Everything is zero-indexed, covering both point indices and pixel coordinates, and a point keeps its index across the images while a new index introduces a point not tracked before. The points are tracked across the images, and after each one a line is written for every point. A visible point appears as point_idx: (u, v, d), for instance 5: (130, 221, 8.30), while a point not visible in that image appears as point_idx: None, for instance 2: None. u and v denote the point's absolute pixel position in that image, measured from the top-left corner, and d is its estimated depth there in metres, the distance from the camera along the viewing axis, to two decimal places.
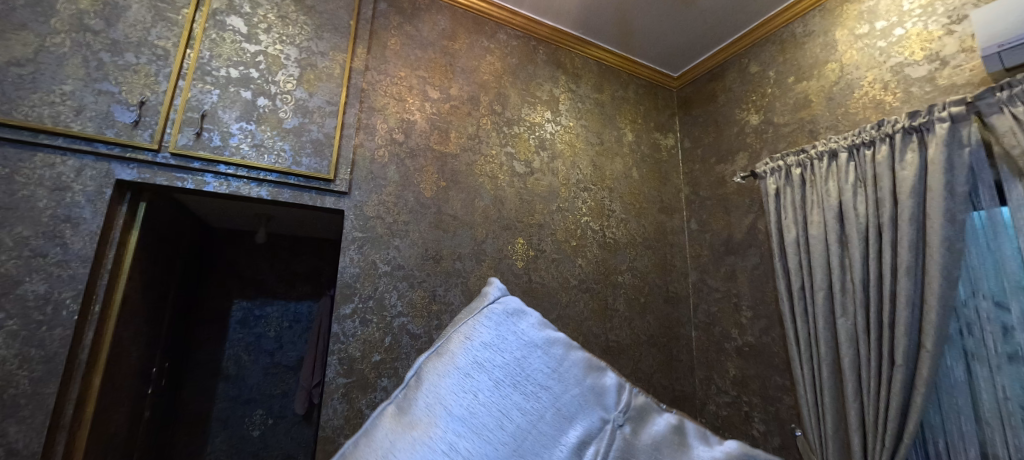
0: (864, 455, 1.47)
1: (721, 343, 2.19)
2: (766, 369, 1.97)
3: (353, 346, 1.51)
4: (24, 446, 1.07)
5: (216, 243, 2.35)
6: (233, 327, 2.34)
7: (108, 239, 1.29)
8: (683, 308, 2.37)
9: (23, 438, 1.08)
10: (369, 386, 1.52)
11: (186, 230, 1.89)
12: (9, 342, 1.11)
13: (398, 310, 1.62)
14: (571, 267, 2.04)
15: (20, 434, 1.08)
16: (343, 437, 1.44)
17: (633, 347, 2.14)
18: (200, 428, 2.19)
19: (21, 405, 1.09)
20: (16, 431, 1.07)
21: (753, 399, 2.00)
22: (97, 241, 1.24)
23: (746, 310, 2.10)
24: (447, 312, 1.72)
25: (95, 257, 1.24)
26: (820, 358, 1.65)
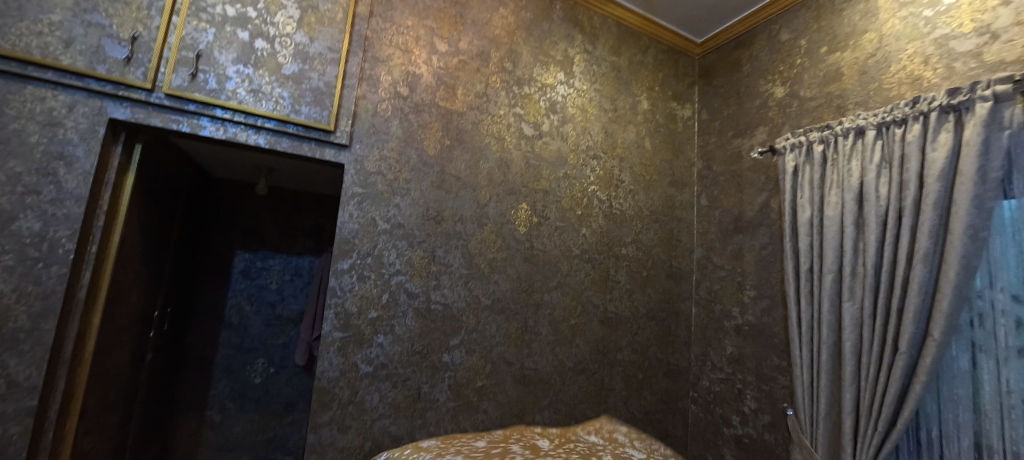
0: (853, 437, 1.48)
1: (721, 321, 2.18)
2: (764, 349, 1.97)
3: (350, 301, 1.51)
4: (25, 379, 1.09)
5: (218, 192, 2.34)
6: (236, 277, 2.36)
7: (103, 180, 1.27)
8: (685, 284, 2.34)
9: (23, 371, 1.09)
10: (365, 341, 1.53)
11: (187, 176, 1.87)
12: (5, 276, 1.11)
13: (395, 268, 1.60)
14: (574, 236, 2.00)
15: (20, 367, 1.09)
16: (338, 389, 1.47)
17: (633, 320, 2.13)
18: (203, 372, 2.26)
19: (20, 339, 1.10)
20: (16, 364, 1.09)
21: (748, 377, 2.02)
22: (91, 181, 1.21)
23: (750, 289, 2.07)
24: (446, 274, 1.70)
25: (89, 197, 1.22)
26: (820, 341, 1.63)
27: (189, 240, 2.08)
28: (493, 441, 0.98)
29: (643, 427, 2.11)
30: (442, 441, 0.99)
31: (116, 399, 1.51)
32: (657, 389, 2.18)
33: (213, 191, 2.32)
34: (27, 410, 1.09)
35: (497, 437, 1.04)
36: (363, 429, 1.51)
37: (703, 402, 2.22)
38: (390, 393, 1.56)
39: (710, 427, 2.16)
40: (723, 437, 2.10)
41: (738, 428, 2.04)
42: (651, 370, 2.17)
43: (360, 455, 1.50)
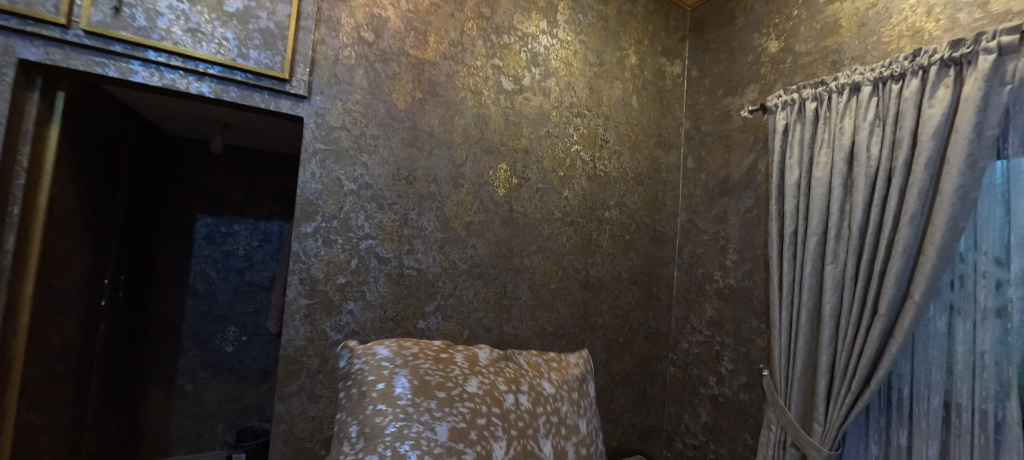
0: (827, 397, 1.50)
1: (702, 285, 2.17)
2: (743, 312, 1.97)
3: (316, 267, 1.42)
4: None
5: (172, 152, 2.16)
6: (199, 243, 2.23)
7: (20, 132, 1.11)
8: (668, 248, 2.30)
9: None
10: (333, 308, 1.45)
11: (131, 132, 1.69)
12: None
13: (364, 232, 1.50)
14: (556, 198, 1.92)
15: None
16: (307, 358, 1.41)
17: (614, 284, 2.10)
18: (170, 340, 2.17)
19: None
20: None
21: (726, 340, 2.03)
22: (3, 132, 1.06)
23: (732, 252, 2.04)
24: (420, 238, 1.61)
25: (3, 151, 1.07)
26: (801, 305, 1.62)
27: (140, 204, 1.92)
28: (461, 420, 0.96)
29: (621, 388, 2.13)
30: (416, 382, 0.99)
31: (67, 372, 1.42)
32: (637, 352, 2.18)
33: (167, 150, 2.14)
34: None
35: (469, 393, 1.01)
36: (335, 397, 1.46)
37: (681, 363, 2.24)
38: None
39: (687, 388, 2.20)
40: (700, 397, 2.13)
41: (714, 388, 2.07)
42: (631, 334, 2.16)
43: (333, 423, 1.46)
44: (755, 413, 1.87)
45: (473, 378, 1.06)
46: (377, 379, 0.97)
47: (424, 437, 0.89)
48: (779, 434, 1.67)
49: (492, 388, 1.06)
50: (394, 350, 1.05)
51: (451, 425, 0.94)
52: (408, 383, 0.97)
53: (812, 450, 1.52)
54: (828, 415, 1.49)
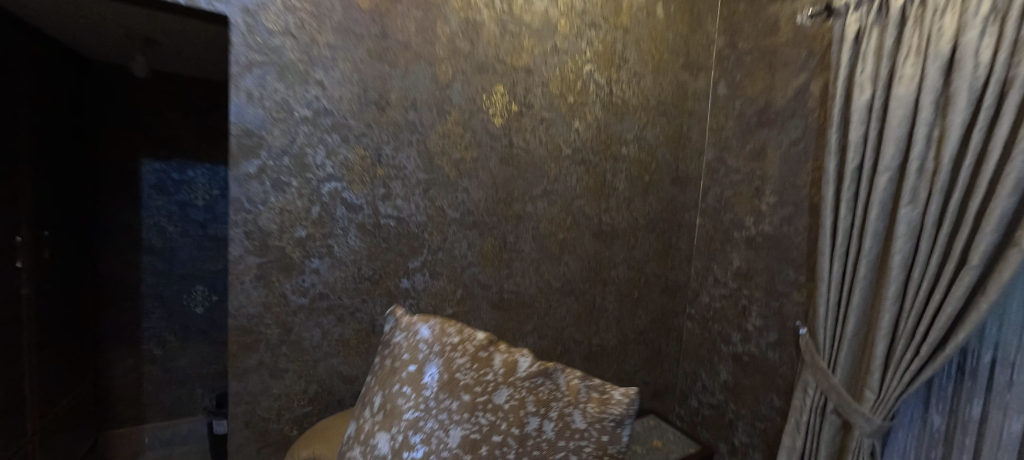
0: (886, 361, 1.27)
1: (730, 232, 1.89)
2: (778, 262, 1.71)
3: (266, 217, 1.13)
4: None
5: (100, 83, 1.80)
6: (149, 192, 1.93)
7: None
8: (691, 191, 2.00)
9: None
10: (293, 267, 1.18)
11: (22, 50, 1.33)
12: None
13: (327, 172, 1.19)
14: (564, 131, 1.59)
15: None
16: (265, 327, 1.16)
17: (630, 233, 1.82)
18: (130, 302, 1.94)
19: None
20: None
21: (755, 293, 1.79)
22: None
23: (769, 194, 1.74)
24: (398, 179, 1.30)
25: None
26: (860, 255, 1.34)
27: (60, 143, 1.60)
28: (473, 433, 0.69)
29: (634, 347, 1.93)
30: (419, 371, 0.77)
31: None
32: (652, 307, 1.96)
33: (91, 81, 1.78)
34: None
35: (495, 406, 0.71)
36: (305, 371, 1.23)
37: (701, 318, 2.02)
38: (336, 328, 1.26)
39: (706, 345, 2.00)
40: (720, 354, 1.94)
41: (737, 346, 1.86)
42: (647, 288, 1.92)
43: (305, 400, 1.24)
44: (785, 374, 1.67)
45: (502, 383, 0.73)
46: (408, 361, 0.79)
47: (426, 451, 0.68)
48: (817, 399, 1.47)
49: (520, 411, 0.70)
50: (436, 334, 0.82)
51: (461, 434, 0.69)
52: (437, 378, 0.76)
53: (859, 420, 1.32)
54: (885, 382, 1.27)
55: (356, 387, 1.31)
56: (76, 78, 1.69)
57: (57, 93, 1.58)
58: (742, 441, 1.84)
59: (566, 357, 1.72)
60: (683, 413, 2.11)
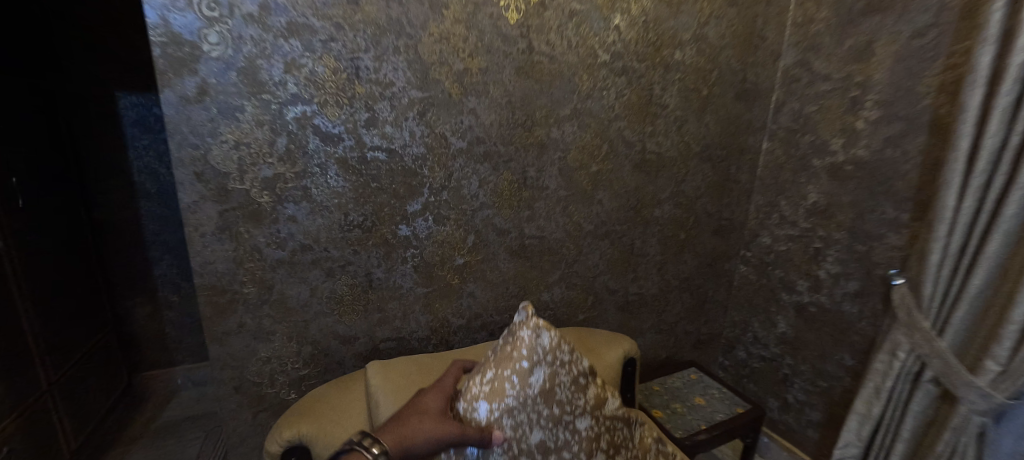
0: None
1: (808, 159, 1.52)
2: (872, 196, 1.35)
3: (220, 153, 0.90)
4: None
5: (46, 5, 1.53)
6: (132, 130, 1.73)
7: None
8: (760, 108, 1.60)
9: None
10: (263, 215, 0.97)
11: None
12: None
13: (290, 93, 0.93)
14: (600, 30, 1.21)
15: None
16: (241, 286, 0.99)
17: (681, 163, 1.49)
18: (138, 250, 1.85)
19: None
20: None
21: (834, 235, 1.46)
22: None
23: (871, 108, 1.33)
24: (385, 100, 1.01)
25: None
26: (1010, 187, 0.98)
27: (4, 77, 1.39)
28: (551, 441, 0.85)
29: (678, 295, 1.68)
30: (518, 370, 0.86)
31: None
32: (702, 250, 1.67)
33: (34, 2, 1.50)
34: None
35: (577, 433, 0.87)
36: (294, 332, 1.07)
37: (758, 262, 1.72)
38: (325, 285, 1.07)
39: (764, 293, 1.72)
40: (781, 304, 1.66)
41: (804, 295, 1.57)
42: (697, 228, 1.62)
43: (299, 363, 1.09)
44: (864, 330, 1.40)
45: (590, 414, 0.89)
46: (523, 355, 0.87)
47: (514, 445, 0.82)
48: (908, 365, 1.20)
49: (593, 444, 0.88)
50: (554, 344, 0.88)
51: (540, 438, 0.84)
52: (541, 383, 0.86)
53: (969, 394, 1.07)
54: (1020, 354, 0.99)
55: (357, 347, 1.15)
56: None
57: None
58: (798, 399, 1.63)
59: (598, 309, 1.50)
60: (728, 364, 1.90)
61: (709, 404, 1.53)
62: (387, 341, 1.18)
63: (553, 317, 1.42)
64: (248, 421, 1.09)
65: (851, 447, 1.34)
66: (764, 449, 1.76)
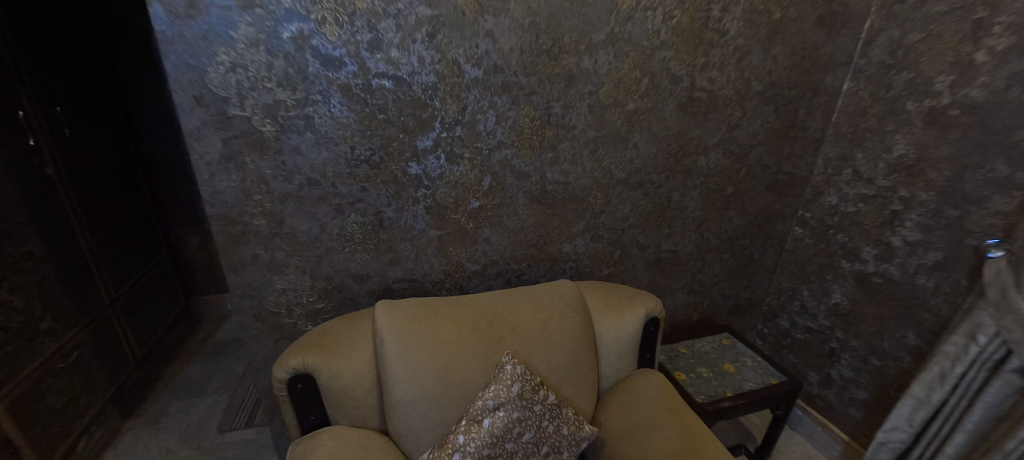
0: None
1: (901, 102, 1.25)
2: (972, 151, 1.12)
3: (217, 75, 0.84)
4: None
5: None
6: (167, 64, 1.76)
7: None
8: (845, 38, 1.31)
9: None
10: (268, 145, 0.92)
11: None
12: None
13: (285, 8, 0.82)
14: None
15: None
16: (254, 218, 0.98)
17: (738, 103, 1.27)
18: (179, 180, 1.94)
19: None
20: None
21: (920, 196, 1.23)
22: None
23: (1000, 32, 1.05)
24: (390, 18, 0.89)
25: None
26: None
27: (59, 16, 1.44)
28: (534, 435, 0.88)
29: (718, 255, 1.52)
30: (507, 383, 0.90)
31: (26, 226, 1.26)
32: (751, 207, 1.47)
33: None
34: None
35: (550, 431, 0.90)
36: (308, 266, 1.07)
37: (819, 225, 1.51)
38: (335, 221, 1.04)
39: (819, 258, 1.52)
40: (838, 273, 1.46)
41: (868, 264, 1.37)
42: (749, 182, 1.42)
43: (313, 297, 1.11)
44: (938, 308, 1.21)
45: (541, 405, 0.91)
46: (513, 375, 0.91)
47: (489, 443, 0.85)
48: (987, 351, 1.04)
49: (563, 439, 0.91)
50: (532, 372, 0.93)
51: (527, 434, 0.88)
52: (521, 392, 0.89)
53: None
54: None
55: (369, 287, 1.14)
56: None
57: None
58: (843, 375, 1.48)
59: (625, 264, 1.39)
60: (767, 333, 1.75)
61: (738, 372, 1.41)
62: (399, 282, 1.16)
63: (575, 269, 1.33)
64: (270, 346, 1.14)
65: (898, 431, 1.21)
66: (795, 422, 1.65)
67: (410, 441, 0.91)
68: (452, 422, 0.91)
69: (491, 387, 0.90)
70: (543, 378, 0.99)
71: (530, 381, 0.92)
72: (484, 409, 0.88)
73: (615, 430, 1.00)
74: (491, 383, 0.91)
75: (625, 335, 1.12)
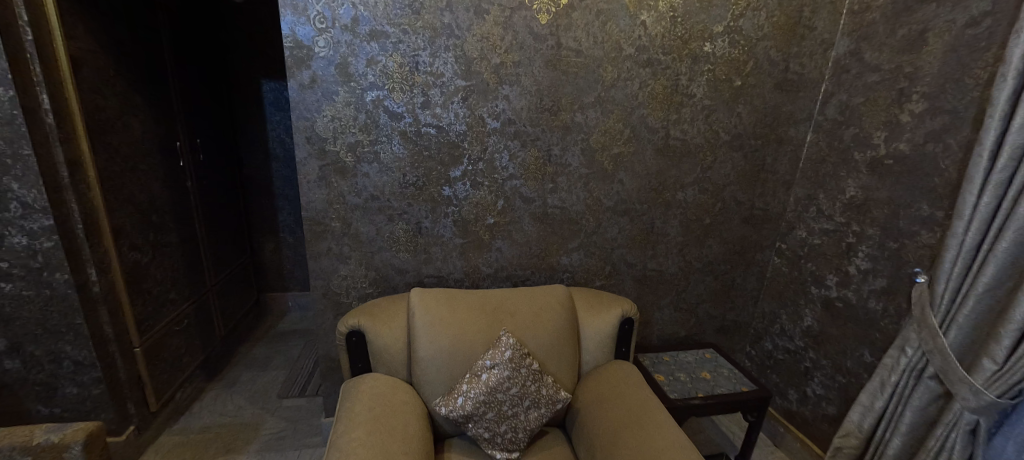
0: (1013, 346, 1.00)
1: (850, 152, 1.50)
2: (903, 193, 1.34)
3: (322, 123, 1.27)
4: (34, 200, 1.20)
5: (233, 19, 2.15)
6: (271, 109, 2.30)
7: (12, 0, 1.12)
8: (803, 100, 1.59)
9: (30, 194, 1.19)
10: (347, 170, 1.33)
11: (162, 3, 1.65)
12: None
13: (369, 81, 1.26)
14: (625, 26, 1.35)
15: (29, 193, 1.19)
16: (332, 221, 1.38)
17: (709, 149, 1.57)
18: (267, 198, 2.44)
19: (10, 165, 1.16)
20: (20, 187, 1.18)
21: (868, 231, 1.44)
22: None
23: (917, 98, 1.30)
24: (437, 87, 1.30)
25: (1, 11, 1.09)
26: (1014, 206, 0.99)
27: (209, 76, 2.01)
28: (520, 390, 1.17)
29: (701, 277, 1.76)
30: (502, 351, 1.20)
31: (172, 223, 1.74)
32: (728, 237, 1.72)
33: (223, 19, 2.12)
34: (49, 229, 1.23)
35: (533, 390, 1.18)
36: (365, 259, 1.44)
37: (793, 255, 1.72)
38: (386, 227, 1.41)
39: (793, 285, 1.72)
40: (808, 298, 1.66)
41: (832, 290, 1.57)
42: (725, 216, 1.68)
43: (366, 284, 1.47)
44: (886, 328, 1.38)
45: (528, 369, 1.19)
46: (508, 345, 1.21)
47: (485, 392, 1.14)
48: (913, 361, 1.21)
49: (542, 398, 1.19)
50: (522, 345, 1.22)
51: (515, 388, 1.16)
52: (513, 358, 1.19)
53: (963, 390, 1.08)
54: (1018, 353, 0.99)
55: (407, 280, 1.50)
56: (216, 20, 2.09)
57: (203, 41, 1.95)
58: (816, 392, 1.63)
59: (615, 278, 1.67)
60: (754, 354, 1.93)
61: (713, 379, 1.60)
62: (430, 278, 1.51)
63: (571, 279, 1.62)
64: (331, 321, 1.51)
65: (851, 437, 1.36)
66: (779, 438, 1.79)
67: (429, 390, 1.22)
68: (460, 378, 1.22)
69: (491, 353, 1.20)
70: (533, 355, 1.28)
71: (520, 351, 1.20)
72: (484, 367, 1.18)
73: (588, 401, 1.26)
74: (491, 350, 1.21)
75: (604, 330, 1.39)
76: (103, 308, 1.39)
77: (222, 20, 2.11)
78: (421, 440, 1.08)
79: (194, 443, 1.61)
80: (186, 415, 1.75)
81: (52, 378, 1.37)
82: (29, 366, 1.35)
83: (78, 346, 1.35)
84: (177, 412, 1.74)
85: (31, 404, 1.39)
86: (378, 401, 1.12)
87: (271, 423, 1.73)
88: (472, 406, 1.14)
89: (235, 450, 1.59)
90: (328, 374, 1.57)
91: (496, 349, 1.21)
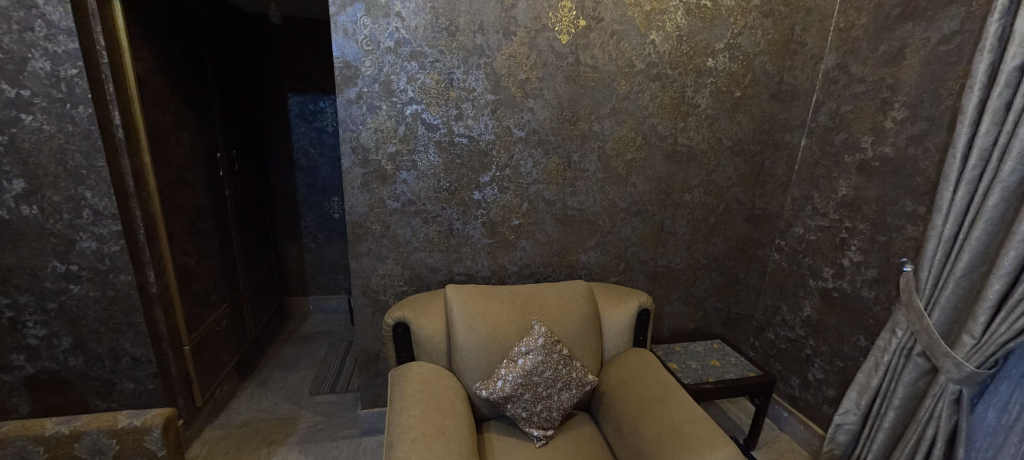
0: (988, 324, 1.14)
1: (840, 156, 1.65)
2: (889, 191, 1.49)
3: (365, 135, 1.40)
4: (104, 207, 1.31)
5: (262, 37, 2.27)
6: (296, 121, 2.43)
7: (92, 29, 1.25)
8: (798, 107, 1.75)
9: (101, 202, 1.30)
10: (388, 177, 1.46)
11: (205, 25, 1.78)
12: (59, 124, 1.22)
13: (409, 96, 1.39)
14: (637, 44, 1.50)
15: (101, 201, 1.30)
16: (372, 224, 1.50)
17: (712, 154, 1.71)
18: (291, 205, 2.55)
19: (84, 175, 1.27)
20: (93, 196, 1.29)
21: (859, 226, 1.59)
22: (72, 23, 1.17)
23: (899, 107, 1.45)
24: (469, 101, 1.44)
25: (83, 38, 1.21)
26: (984, 201, 1.14)
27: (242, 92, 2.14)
28: (553, 373, 1.29)
29: (707, 272, 1.90)
30: (535, 339, 1.32)
31: (213, 229, 1.85)
32: (732, 234, 1.86)
33: (252, 37, 2.25)
34: (117, 234, 1.34)
35: (564, 373, 1.30)
36: (401, 259, 1.56)
37: (791, 251, 1.87)
38: (422, 228, 1.54)
39: (792, 278, 1.86)
40: (806, 290, 1.80)
41: (828, 281, 1.71)
42: (728, 216, 1.82)
43: (402, 282, 1.59)
44: (878, 314, 1.52)
45: (559, 355, 1.31)
46: (541, 333, 1.33)
47: (522, 375, 1.26)
48: (903, 341, 1.35)
49: (573, 380, 1.31)
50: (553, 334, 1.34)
51: (548, 372, 1.28)
52: (545, 344, 1.31)
53: (947, 364, 1.21)
54: (992, 328, 1.13)
55: (439, 278, 1.62)
56: (247, 38, 2.22)
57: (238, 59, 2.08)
58: (817, 377, 1.76)
59: (629, 274, 1.80)
60: (757, 344, 2.06)
61: (722, 366, 1.73)
62: (460, 275, 1.63)
63: (588, 275, 1.75)
64: (369, 317, 1.62)
65: (850, 414, 1.50)
66: (784, 422, 1.91)
67: (468, 375, 1.34)
68: (496, 364, 1.34)
69: (526, 340, 1.32)
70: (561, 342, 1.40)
71: (552, 339, 1.33)
72: (520, 353, 1.30)
73: (613, 384, 1.38)
74: (525, 338, 1.33)
75: (623, 320, 1.52)
76: (159, 308, 1.50)
77: (252, 39, 2.24)
78: (467, 418, 1.20)
79: (237, 436, 1.71)
80: (226, 411, 1.85)
81: (111, 374, 1.47)
82: (91, 363, 1.44)
83: (137, 343, 1.45)
84: (216, 409, 1.84)
85: (92, 399, 1.49)
86: (426, 384, 1.24)
87: (308, 417, 1.84)
88: (511, 387, 1.25)
89: (277, 441, 1.69)
90: (364, 367, 1.68)
91: (530, 337, 1.33)
